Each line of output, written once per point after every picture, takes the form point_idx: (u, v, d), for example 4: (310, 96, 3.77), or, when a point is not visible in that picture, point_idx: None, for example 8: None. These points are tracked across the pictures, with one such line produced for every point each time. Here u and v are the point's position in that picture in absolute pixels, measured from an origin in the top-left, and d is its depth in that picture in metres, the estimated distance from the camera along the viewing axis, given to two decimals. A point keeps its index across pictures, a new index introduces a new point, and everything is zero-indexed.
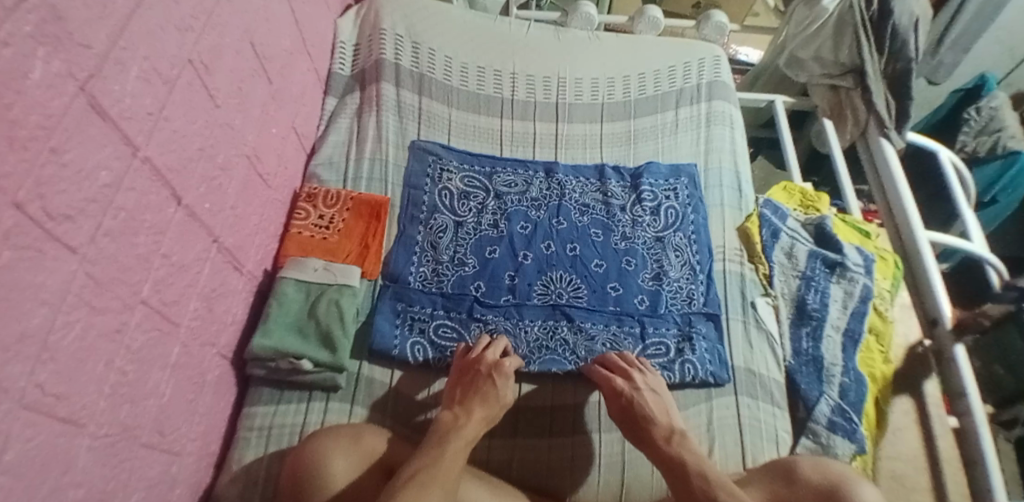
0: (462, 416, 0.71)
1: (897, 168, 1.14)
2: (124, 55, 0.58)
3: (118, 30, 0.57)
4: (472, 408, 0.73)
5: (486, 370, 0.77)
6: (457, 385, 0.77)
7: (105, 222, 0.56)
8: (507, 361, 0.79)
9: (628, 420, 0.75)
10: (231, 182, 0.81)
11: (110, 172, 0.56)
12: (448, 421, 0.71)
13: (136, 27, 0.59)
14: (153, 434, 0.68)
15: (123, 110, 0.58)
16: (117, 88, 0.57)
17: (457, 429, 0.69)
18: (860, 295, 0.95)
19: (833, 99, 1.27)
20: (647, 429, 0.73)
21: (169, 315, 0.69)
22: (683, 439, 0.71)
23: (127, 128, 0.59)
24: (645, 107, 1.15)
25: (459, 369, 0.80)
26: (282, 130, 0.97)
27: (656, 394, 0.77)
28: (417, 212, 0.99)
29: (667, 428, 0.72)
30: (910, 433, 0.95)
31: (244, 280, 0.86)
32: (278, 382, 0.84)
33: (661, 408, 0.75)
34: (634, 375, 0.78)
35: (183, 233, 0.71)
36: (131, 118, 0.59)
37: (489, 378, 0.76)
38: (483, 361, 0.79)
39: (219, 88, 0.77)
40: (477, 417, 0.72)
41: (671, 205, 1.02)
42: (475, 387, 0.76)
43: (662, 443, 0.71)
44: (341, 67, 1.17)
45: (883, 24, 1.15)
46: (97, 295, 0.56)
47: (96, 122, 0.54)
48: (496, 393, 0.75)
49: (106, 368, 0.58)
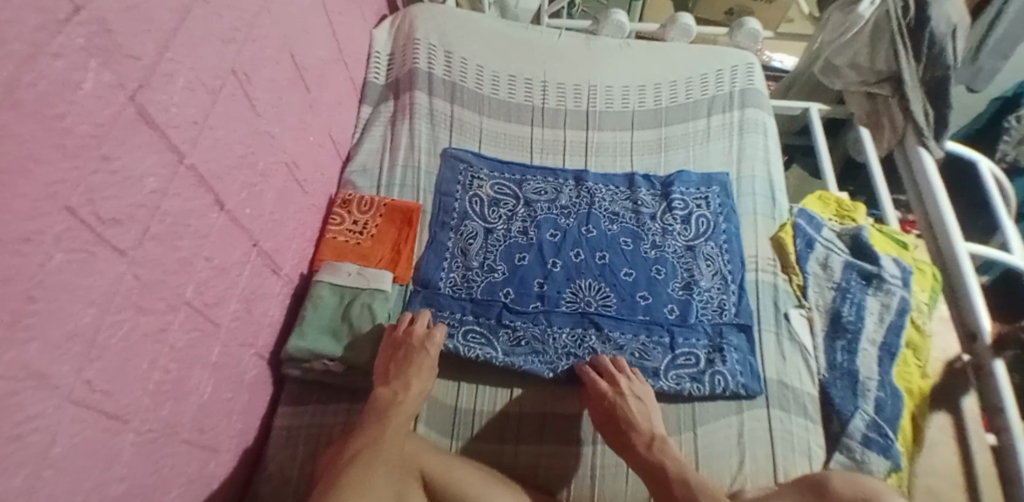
0: (401, 392, 0.76)
1: (937, 177, 1.12)
2: (170, 66, 0.60)
3: (165, 42, 0.59)
4: (410, 381, 0.77)
5: (419, 342, 0.81)
6: (390, 361, 0.80)
7: (152, 227, 0.58)
8: (438, 332, 0.83)
9: (612, 424, 0.77)
10: (270, 188, 0.83)
11: (156, 179, 0.58)
12: (386, 397, 0.75)
13: (182, 39, 0.62)
14: (193, 431, 0.70)
15: (170, 119, 0.60)
16: (164, 97, 0.59)
17: (396, 405, 0.74)
18: (897, 307, 0.93)
19: (869, 107, 1.24)
20: (629, 435, 0.76)
21: (210, 316, 0.71)
22: (664, 444, 0.75)
23: (173, 136, 0.61)
24: (676, 115, 1.14)
25: (389, 345, 0.82)
26: (319, 137, 0.99)
27: (640, 401, 0.79)
28: (448, 219, 1.01)
29: (647, 434, 0.76)
30: (946, 449, 0.92)
31: (281, 283, 0.89)
32: (312, 383, 0.86)
33: (642, 413, 0.78)
34: (621, 380, 0.80)
35: (224, 237, 0.73)
36: (177, 126, 0.62)
37: (421, 350, 0.80)
38: (415, 335, 0.82)
39: (260, 97, 0.80)
40: (414, 390, 0.77)
41: (702, 214, 1.01)
42: (410, 360, 0.79)
43: (644, 450, 0.74)
44: (376, 76, 1.19)
45: (920, 31, 1.12)
46: (143, 296, 0.58)
47: (144, 130, 0.56)
48: (430, 362, 0.80)
49: (150, 367, 0.60)
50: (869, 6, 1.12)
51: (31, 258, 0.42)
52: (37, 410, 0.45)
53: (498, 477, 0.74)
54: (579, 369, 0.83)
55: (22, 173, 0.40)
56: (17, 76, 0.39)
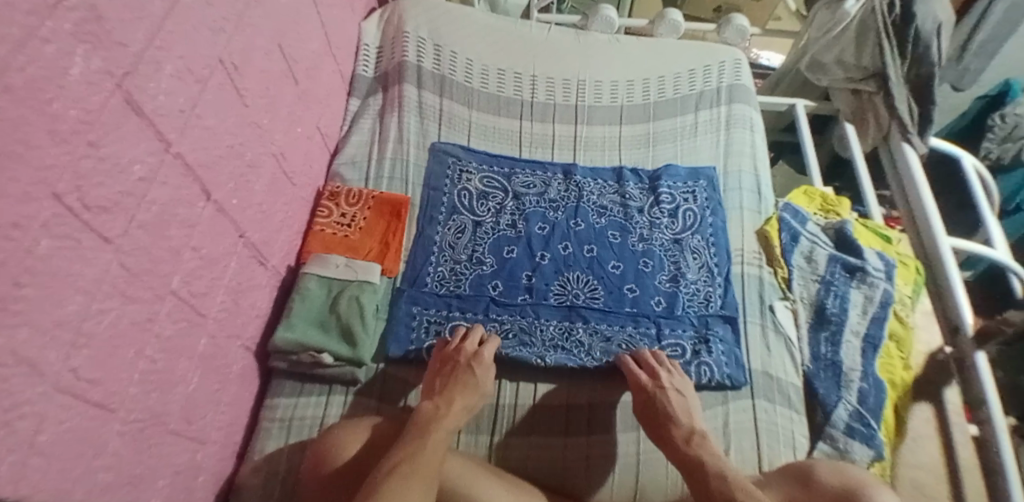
0: (443, 407, 0.73)
1: (920, 173, 1.13)
2: (159, 54, 0.60)
3: (154, 30, 0.59)
4: (454, 399, 0.75)
5: (465, 360, 0.80)
6: (436, 376, 0.79)
7: (139, 215, 0.58)
8: (485, 350, 0.81)
9: (650, 417, 0.77)
10: (258, 179, 0.83)
11: (144, 167, 0.58)
12: (428, 412, 0.72)
13: (171, 27, 0.62)
14: (180, 422, 0.70)
15: (158, 107, 0.60)
16: (152, 85, 0.59)
17: (438, 420, 0.71)
18: (880, 300, 0.94)
19: (855, 104, 1.26)
20: (667, 428, 0.74)
21: (197, 306, 0.71)
22: (703, 440, 0.72)
23: (161, 125, 0.61)
24: (665, 110, 1.15)
25: (438, 361, 0.81)
26: (308, 130, 0.99)
27: (682, 395, 0.78)
28: (436, 213, 1.01)
29: (687, 429, 0.74)
30: (930, 442, 0.94)
31: (269, 275, 0.88)
32: (300, 375, 0.85)
33: (683, 408, 0.77)
34: (661, 374, 0.80)
35: (212, 227, 0.73)
36: (165, 115, 0.61)
37: (468, 369, 0.78)
38: (463, 352, 0.80)
39: (248, 88, 0.79)
40: (456, 407, 0.74)
41: (689, 208, 1.02)
42: (455, 377, 0.78)
43: (683, 444, 0.72)
44: (364, 69, 1.19)
45: (906, 28, 1.13)
46: (130, 284, 0.58)
47: (132, 118, 0.56)
48: (474, 381, 0.78)
49: (137, 356, 0.60)
50: (855, 3, 1.14)
51: (19, 244, 0.42)
52: (25, 397, 0.44)
53: (495, 472, 0.72)
54: (618, 361, 0.84)
55: (12, 157, 0.40)
56: (8, 60, 0.39)
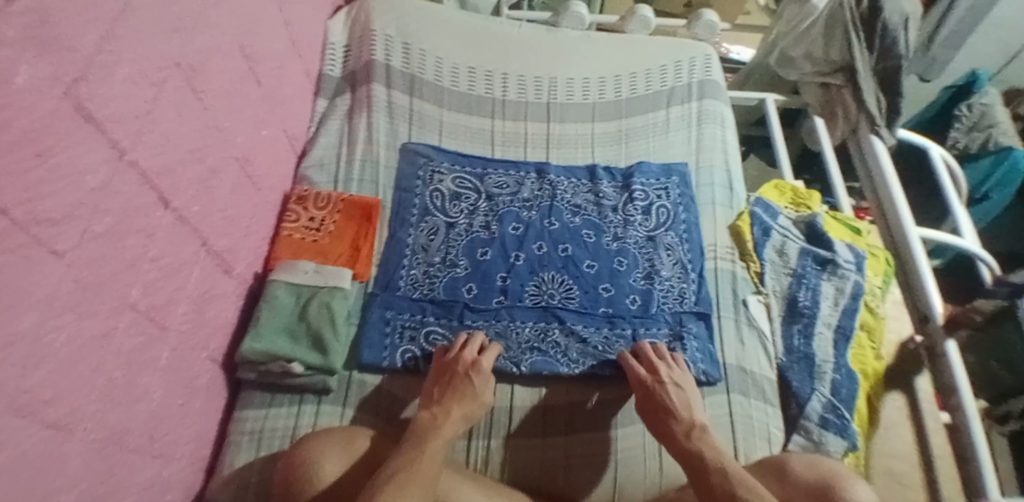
0: (441, 416, 0.72)
1: (889, 164, 1.15)
2: (111, 58, 0.57)
3: (104, 34, 0.56)
4: (451, 408, 0.74)
5: (463, 370, 0.78)
6: (434, 385, 0.78)
7: (92, 226, 0.55)
8: (484, 360, 0.80)
9: (649, 411, 0.77)
10: (220, 185, 0.81)
11: (96, 176, 0.56)
12: (426, 420, 0.72)
13: (123, 30, 0.59)
14: (143, 439, 0.67)
15: (110, 113, 0.57)
16: (103, 91, 0.56)
17: (436, 429, 0.70)
18: (851, 292, 0.95)
19: (823, 97, 1.28)
20: (668, 423, 0.74)
21: (158, 319, 0.68)
22: (703, 434, 0.72)
23: (114, 132, 0.58)
24: (637, 106, 1.15)
25: (436, 371, 0.80)
26: (273, 132, 0.96)
27: (681, 389, 0.78)
28: (408, 215, 0.99)
29: (687, 423, 0.73)
30: (902, 429, 0.97)
31: (234, 283, 0.86)
32: (269, 385, 0.83)
33: (683, 401, 0.76)
34: (661, 368, 0.79)
35: (172, 236, 0.70)
36: (118, 121, 0.59)
37: (467, 378, 0.77)
38: (461, 361, 0.79)
39: (208, 91, 0.77)
40: (454, 416, 0.73)
41: (663, 205, 1.02)
42: (452, 387, 0.76)
43: (683, 439, 0.71)
44: (331, 69, 1.16)
45: (874, 21, 1.14)
46: (84, 298, 0.55)
47: (82, 125, 0.53)
48: (473, 391, 0.76)
49: (95, 373, 0.58)
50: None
51: None
52: None
53: (473, 477, 0.72)
54: (619, 356, 0.84)
55: None
56: None
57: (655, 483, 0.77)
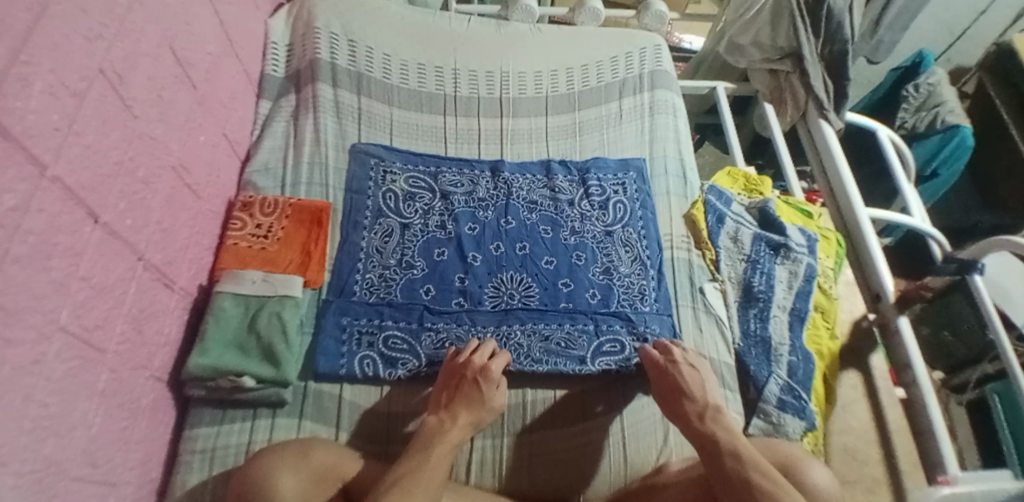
0: (448, 422, 0.71)
1: (837, 147, 1.18)
2: (27, 70, 0.53)
3: (17, 45, 0.52)
4: (459, 413, 0.73)
5: (472, 374, 0.76)
6: (443, 389, 0.77)
7: (13, 248, 0.52)
8: (495, 366, 0.78)
9: (666, 393, 0.77)
10: (154, 196, 0.77)
11: (15, 195, 0.52)
12: (432, 426, 0.71)
13: (39, 39, 0.55)
14: (84, 467, 0.64)
15: (28, 128, 0.53)
16: (19, 104, 0.52)
17: (442, 435, 0.69)
18: (804, 274, 0.97)
19: (772, 83, 1.30)
20: (682, 403, 0.75)
21: (92, 341, 0.64)
22: (717, 415, 0.72)
23: (34, 147, 0.54)
24: (590, 98, 1.14)
25: (446, 374, 0.79)
26: (211, 137, 0.92)
27: (695, 369, 0.79)
28: (360, 218, 0.96)
29: (701, 404, 0.74)
30: (859, 406, 0.99)
31: (176, 297, 0.82)
32: (220, 401, 0.80)
33: (697, 381, 0.77)
34: (674, 349, 0.81)
35: (102, 252, 0.66)
36: (37, 135, 0.55)
37: (475, 384, 0.75)
38: (470, 366, 0.77)
39: (137, 98, 0.73)
40: (461, 421, 0.72)
41: (620, 200, 1.02)
42: (460, 392, 0.75)
43: (697, 421, 0.72)
44: (274, 69, 1.12)
45: (819, 7, 1.16)
46: (9, 326, 0.52)
47: None
48: (482, 398, 0.75)
49: (26, 402, 0.54)
50: None
51: None
52: None
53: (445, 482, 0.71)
54: (643, 351, 0.83)
55: None
56: None
57: (620, 475, 0.78)
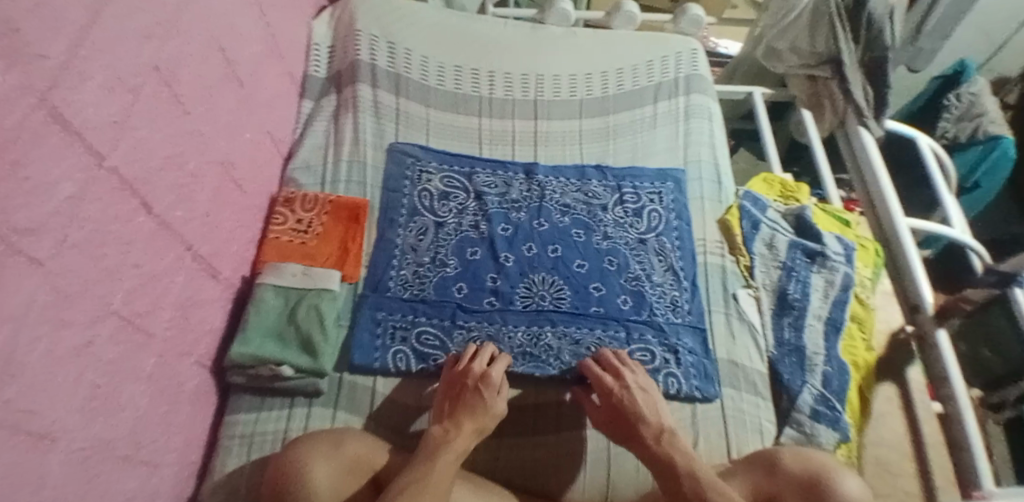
0: (452, 431, 0.69)
1: (876, 156, 1.15)
2: (85, 64, 0.56)
3: (77, 41, 0.55)
4: (463, 422, 0.71)
5: (473, 382, 0.76)
6: (445, 399, 0.76)
7: (70, 235, 0.55)
8: (495, 372, 0.77)
9: (616, 419, 0.75)
10: (203, 189, 0.80)
11: (73, 184, 0.55)
12: (437, 436, 0.69)
13: (96, 37, 0.58)
14: (130, 446, 0.67)
15: (86, 121, 0.56)
16: (78, 98, 0.55)
17: (447, 444, 0.67)
18: (841, 283, 0.96)
19: (811, 89, 1.27)
20: (635, 427, 0.73)
21: (141, 326, 0.67)
22: (673, 437, 0.70)
23: (91, 138, 0.57)
24: (624, 102, 1.14)
25: (446, 383, 0.78)
26: (256, 135, 0.96)
27: (647, 393, 0.77)
28: (396, 216, 0.99)
29: (656, 427, 0.72)
30: (894, 419, 0.96)
31: (221, 287, 0.85)
32: (259, 389, 0.82)
33: (650, 406, 0.75)
34: (625, 373, 0.79)
35: (154, 242, 0.69)
36: (95, 128, 0.58)
37: (477, 392, 0.74)
38: (470, 374, 0.77)
39: (187, 95, 0.76)
40: (466, 429, 0.70)
41: (655, 208, 1.01)
42: (463, 400, 0.74)
43: (653, 443, 0.70)
44: (316, 69, 1.16)
45: (859, 12, 1.16)
46: (64, 308, 0.54)
47: (57, 133, 0.52)
48: (485, 404, 0.73)
49: (77, 382, 0.57)
50: None
51: None
52: None
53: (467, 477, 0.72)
54: (581, 365, 0.82)
55: None
56: None
57: (645, 479, 0.78)
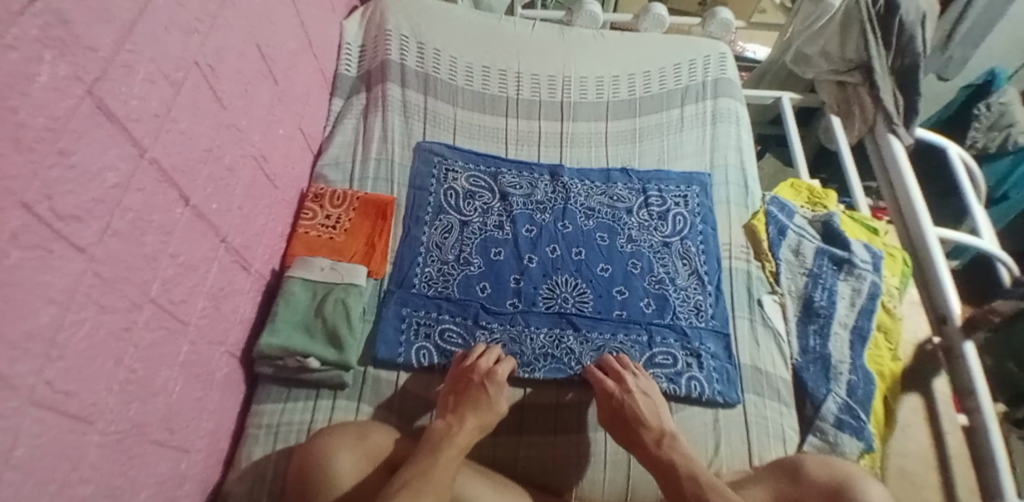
0: (456, 425, 0.71)
1: (906, 163, 1.14)
2: (130, 58, 0.58)
3: (123, 35, 0.57)
4: (466, 417, 0.73)
5: (479, 379, 0.77)
6: (451, 395, 0.77)
7: (113, 223, 0.56)
8: (501, 369, 0.79)
9: (618, 422, 0.76)
10: (237, 183, 0.82)
11: (117, 173, 0.56)
12: (441, 430, 0.70)
13: (141, 31, 0.60)
14: (162, 431, 0.68)
15: (131, 112, 0.58)
16: (123, 90, 0.57)
17: (450, 438, 0.69)
18: (868, 292, 0.94)
19: (840, 95, 1.26)
20: (637, 431, 0.74)
21: (177, 313, 0.69)
22: (674, 442, 0.72)
23: (135, 130, 0.59)
24: (650, 106, 1.14)
25: (453, 379, 0.79)
26: (289, 131, 0.98)
27: (649, 398, 0.78)
28: (422, 214, 1.00)
29: (657, 431, 0.74)
30: (918, 430, 0.95)
31: (252, 279, 0.87)
32: (286, 380, 0.84)
33: (651, 410, 0.77)
34: (627, 378, 0.79)
35: (191, 232, 0.71)
36: (138, 119, 0.60)
37: (481, 388, 0.76)
38: (477, 370, 0.78)
39: (225, 90, 0.78)
40: (469, 424, 0.72)
41: (680, 212, 1.01)
42: (468, 395, 0.75)
43: (654, 446, 0.72)
44: (347, 68, 1.18)
45: (891, 19, 1.14)
46: (105, 293, 0.56)
47: (103, 123, 0.54)
48: (490, 400, 0.75)
49: (115, 366, 0.59)
50: None
51: None
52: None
53: (485, 473, 0.73)
54: (583, 371, 0.84)
55: None
56: None
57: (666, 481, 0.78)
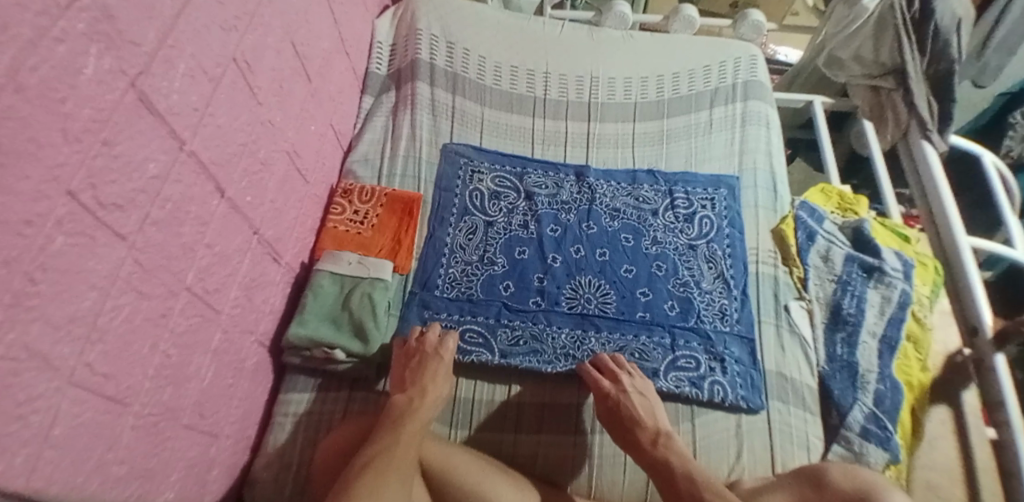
0: (416, 398, 0.74)
1: (939, 172, 1.11)
2: (172, 53, 0.60)
3: (165, 30, 0.58)
4: (424, 388, 0.75)
5: (431, 350, 0.80)
6: (404, 368, 0.79)
7: (152, 212, 0.58)
8: (450, 340, 0.82)
9: (615, 422, 0.77)
10: (271, 177, 0.84)
11: (157, 164, 0.58)
12: (402, 404, 0.72)
13: (183, 27, 0.61)
14: (194, 416, 0.70)
15: (171, 106, 0.60)
16: (165, 84, 0.59)
17: (411, 412, 0.71)
18: (898, 301, 0.93)
19: (873, 99, 1.24)
20: (633, 432, 0.75)
21: (211, 302, 0.71)
22: (669, 441, 0.73)
23: (175, 123, 0.61)
24: (678, 107, 1.14)
25: (401, 355, 0.81)
26: (320, 127, 0.99)
27: (644, 397, 0.78)
28: (448, 213, 1.01)
29: (653, 430, 0.74)
30: (945, 443, 0.93)
31: (282, 271, 0.89)
32: (313, 370, 0.86)
33: (647, 411, 0.77)
34: (622, 377, 0.79)
35: (226, 224, 0.73)
36: (178, 113, 0.61)
37: (433, 359, 0.79)
38: (427, 343, 0.81)
39: (261, 86, 0.80)
40: (430, 397, 0.75)
41: (706, 215, 1.01)
42: (423, 368, 0.78)
43: (650, 447, 0.73)
44: (377, 67, 1.19)
45: (925, 24, 1.12)
46: (144, 280, 0.58)
47: (145, 116, 0.55)
48: (443, 368, 0.79)
49: (152, 351, 0.60)
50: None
51: (33, 241, 0.42)
52: (38, 391, 0.44)
53: (502, 470, 0.74)
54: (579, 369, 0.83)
55: (23, 156, 0.40)
56: (20, 59, 0.39)
57: None
